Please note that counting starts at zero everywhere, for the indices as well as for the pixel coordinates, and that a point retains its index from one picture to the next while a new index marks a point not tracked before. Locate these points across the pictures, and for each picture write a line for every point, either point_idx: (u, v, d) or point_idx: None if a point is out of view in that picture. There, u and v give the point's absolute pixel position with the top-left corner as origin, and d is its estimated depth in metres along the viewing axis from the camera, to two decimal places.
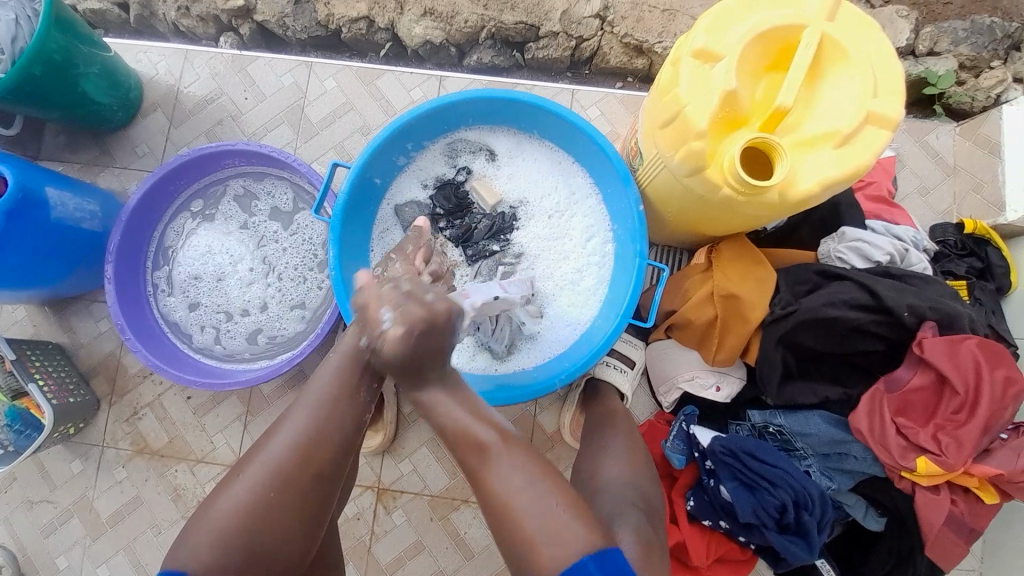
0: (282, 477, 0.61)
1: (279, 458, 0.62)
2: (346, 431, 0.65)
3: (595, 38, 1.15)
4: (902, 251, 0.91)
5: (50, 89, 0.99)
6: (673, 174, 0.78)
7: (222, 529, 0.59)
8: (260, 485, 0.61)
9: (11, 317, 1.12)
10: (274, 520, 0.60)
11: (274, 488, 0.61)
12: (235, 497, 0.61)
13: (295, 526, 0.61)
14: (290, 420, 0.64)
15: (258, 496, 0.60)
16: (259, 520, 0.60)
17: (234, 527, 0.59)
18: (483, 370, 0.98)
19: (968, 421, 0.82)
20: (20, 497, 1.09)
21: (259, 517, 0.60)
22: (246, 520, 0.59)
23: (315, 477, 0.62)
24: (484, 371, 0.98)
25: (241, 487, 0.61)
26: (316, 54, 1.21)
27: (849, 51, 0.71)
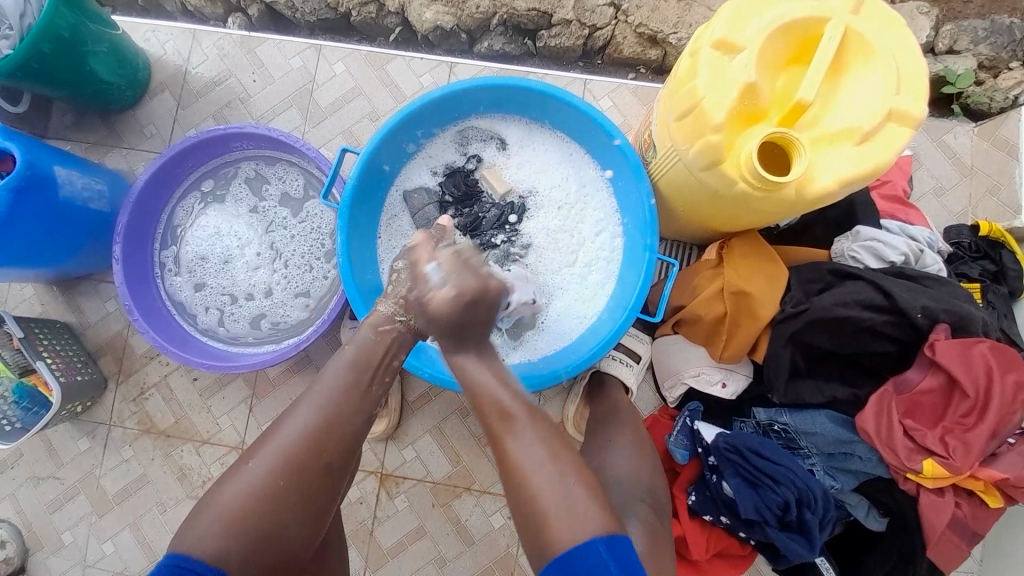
0: (300, 456, 0.63)
1: (298, 436, 0.64)
2: (357, 412, 0.69)
3: (608, 27, 1.13)
4: (917, 252, 0.90)
5: (58, 67, 0.98)
6: (688, 167, 0.77)
7: (238, 507, 0.60)
8: (275, 463, 0.62)
9: (19, 294, 1.12)
10: (289, 498, 0.62)
11: (291, 465, 0.63)
12: (251, 475, 0.62)
13: (309, 505, 0.63)
14: (306, 403, 0.67)
15: (278, 472, 0.62)
16: (276, 498, 0.61)
17: (251, 505, 0.60)
18: None
19: (976, 425, 0.82)
20: (27, 473, 1.10)
21: (276, 493, 0.61)
22: (263, 498, 0.61)
23: (330, 457, 0.65)
24: None
25: (257, 464, 0.63)
26: (325, 38, 1.20)
27: (874, 46, 0.69)
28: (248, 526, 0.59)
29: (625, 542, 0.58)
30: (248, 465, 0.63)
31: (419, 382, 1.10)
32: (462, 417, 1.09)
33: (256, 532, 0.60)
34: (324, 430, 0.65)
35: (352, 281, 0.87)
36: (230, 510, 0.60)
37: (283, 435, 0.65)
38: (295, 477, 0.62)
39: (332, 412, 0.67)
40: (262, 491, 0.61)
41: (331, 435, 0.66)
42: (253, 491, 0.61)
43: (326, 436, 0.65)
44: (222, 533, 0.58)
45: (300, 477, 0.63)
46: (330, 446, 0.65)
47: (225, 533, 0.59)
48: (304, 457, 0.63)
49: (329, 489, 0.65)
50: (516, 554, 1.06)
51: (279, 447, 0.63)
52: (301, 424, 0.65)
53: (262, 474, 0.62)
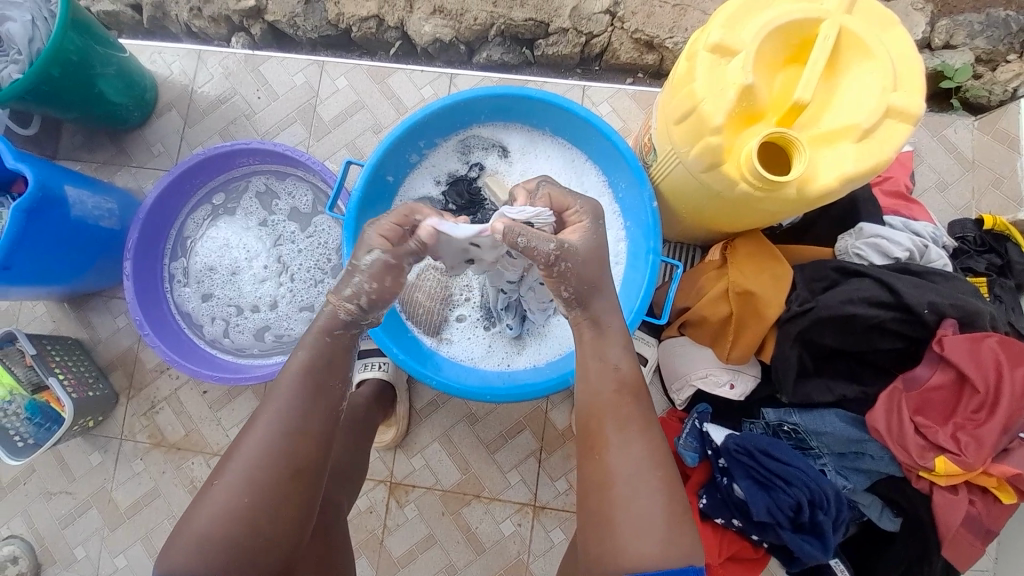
0: (261, 473, 0.62)
1: (259, 453, 0.63)
2: (321, 416, 0.67)
3: (605, 34, 1.14)
4: (921, 247, 0.90)
5: (66, 89, 1.00)
6: (689, 170, 0.78)
7: (212, 530, 0.60)
8: (241, 482, 0.61)
9: (31, 312, 1.14)
10: (260, 514, 0.61)
11: (253, 483, 0.61)
12: (220, 497, 0.61)
13: (282, 516, 0.62)
14: (263, 417, 0.65)
15: (245, 491, 0.61)
16: (250, 517, 0.61)
17: (225, 524, 0.60)
18: (498, 367, 0.98)
19: (987, 421, 0.81)
20: (39, 489, 1.11)
21: (245, 511, 0.61)
22: (235, 519, 0.60)
23: (294, 468, 0.63)
24: (498, 368, 0.97)
25: (223, 485, 0.62)
26: (326, 54, 1.22)
27: (870, 45, 0.70)
28: (226, 547, 0.59)
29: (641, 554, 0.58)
30: (216, 486, 0.62)
31: (425, 390, 1.11)
32: (470, 424, 1.09)
33: (234, 550, 0.60)
34: (282, 441, 0.64)
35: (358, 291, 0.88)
36: (206, 535, 0.60)
37: (242, 453, 0.63)
38: (265, 493, 0.61)
39: (294, 421, 0.65)
40: (233, 511, 0.60)
41: (296, 444, 0.64)
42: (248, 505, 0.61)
43: (288, 448, 0.64)
44: (200, 557, 0.59)
45: (268, 491, 0.62)
46: (291, 456, 0.64)
47: (203, 556, 0.59)
48: (268, 472, 0.62)
49: (303, 500, 0.64)
50: (528, 560, 1.05)
51: (242, 466, 0.62)
52: (261, 438, 0.64)
53: (227, 494, 0.61)
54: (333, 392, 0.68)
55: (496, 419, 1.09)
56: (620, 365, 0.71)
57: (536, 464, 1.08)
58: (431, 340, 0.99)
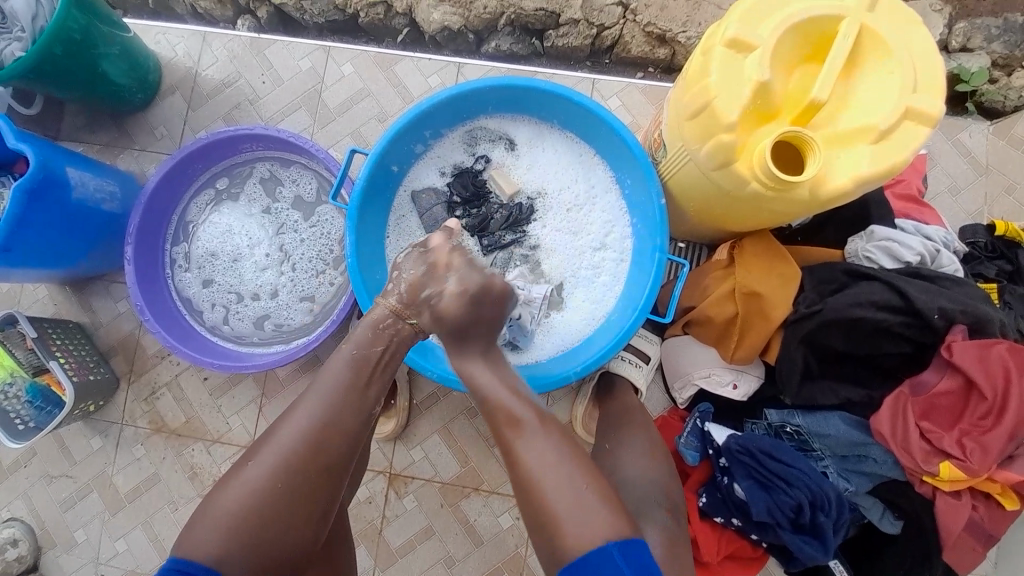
0: (294, 461, 0.62)
1: (293, 441, 0.63)
2: (360, 414, 0.68)
3: (617, 26, 1.12)
4: (933, 252, 0.89)
5: (69, 68, 0.98)
6: (700, 167, 0.77)
7: (238, 513, 0.60)
8: (274, 468, 0.62)
9: (32, 295, 1.13)
10: (286, 502, 0.61)
11: (288, 470, 0.62)
12: (249, 480, 0.61)
13: (306, 508, 0.62)
14: (301, 406, 0.66)
15: (276, 478, 0.61)
16: (275, 505, 0.61)
17: (252, 509, 0.60)
18: None
19: (994, 428, 0.81)
20: (40, 471, 1.11)
21: (274, 498, 0.61)
22: (260, 504, 0.60)
23: (328, 462, 0.64)
24: None
25: (256, 468, 0.62)
26: (333, 39, 1.20)
27: (890, 45, 0.68)
28: (248, 532, 0.59)
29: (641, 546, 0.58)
30: (246, 469, 0.62)
31: (427, 382, 1.10)
32: (471, 418, 1.09)
33: (256, 536, 0.59)
34: (319, 433, 0.64)
35: (360, 282, 0.87)
36: (230, 516, 0.60)
37: (277, 440, 0.63)
38: (294, 482, 0.62)
39: (329, 415, 0.65)
40: (260, 496, 0.60)
41: (329, 439, 0.65)
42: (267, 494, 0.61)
43: (323, 441, 0.64)
44: (222, 538, 0.58)
45: (299, 481, 0.62)
46: (329, 450, 0.64)
47: (225, 538, 0.59)
48: (303, 462, 0.62)
49: (328, 494, 0.64)
50: (525, 554, 1.06)
51: (275, 452, 0.62)
52: (298, 427, 0.64)
53: (260, 477, 0.61)
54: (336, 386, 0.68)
55: None
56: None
57: None
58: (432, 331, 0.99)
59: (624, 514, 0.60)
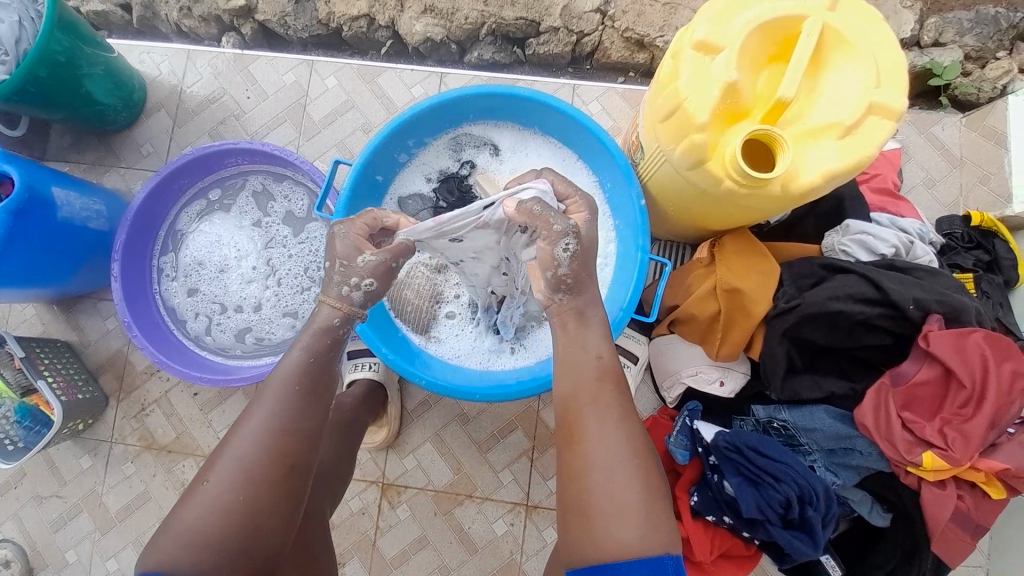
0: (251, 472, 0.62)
1: (250, 452, 0.62)
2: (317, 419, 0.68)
3: (596, 33, 1.14)
4: (908, 244, 0.91)
5: (54, 89, 0.99)
6: (675, 167, 0.78)
7: (198, 527, 0.59)
8: (233, 479, 0.61)
9: (20, 315, 1.13)
10: (247, 511, 0.61)
11: (253, 471, 0.62)
12: (208, 494, 0.61)
13: (273, 516, 0.62)
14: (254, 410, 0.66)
15: (237, 488, 0.61)
16: (239, 517, 0.60)
17: (213, 523, 0.59)
18: (483, 365, 0.98)
19: (974, 416, 0.82)
20: (29, 492, 1.10)
21: (235, 508, 0.60)
22: (222, 517, 0.60)
23: (285, 466, 0.63)
24: (483, 366, 0.97)
25: (219, 473, 0.62)
26: (317, 53, 1.22)
27: (853, 42, 0.70)
28: (218, 544, 0.59)
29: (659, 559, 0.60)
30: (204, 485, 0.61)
31: (417, 390, 1.11)
32: (462, 424, 1.09)
33: (227, 530, 0.59)
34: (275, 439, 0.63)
35: None
36: (196, 523, 0.59)
37: (227, 455, 0.63)
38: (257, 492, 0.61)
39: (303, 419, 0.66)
40: (219, 509, 0.60)
41: (288, 446, 0.64)
42: (240, 496, 0.61)
43: (283, 448, 0.64)
44: (187, 551, 0.58)
45: (262, 490, 0.62)
46: (284, 455, 0.64)
47: (200, 535, 0.59)
48: (260, 469, 0.62)
49: (293, 495, 0.64)
50: (520, 559, 1.06)
51: (232, 463, 0.62)
52: (249, 433, 0.64)
53: (224, 484, 0.61)
54: (316, 389, 0.68)
55: (488, 419, 1.10)
56: (598, 348, 0.70)
57: (528, 464, 1.08)
58: (419, 338, 0.99)
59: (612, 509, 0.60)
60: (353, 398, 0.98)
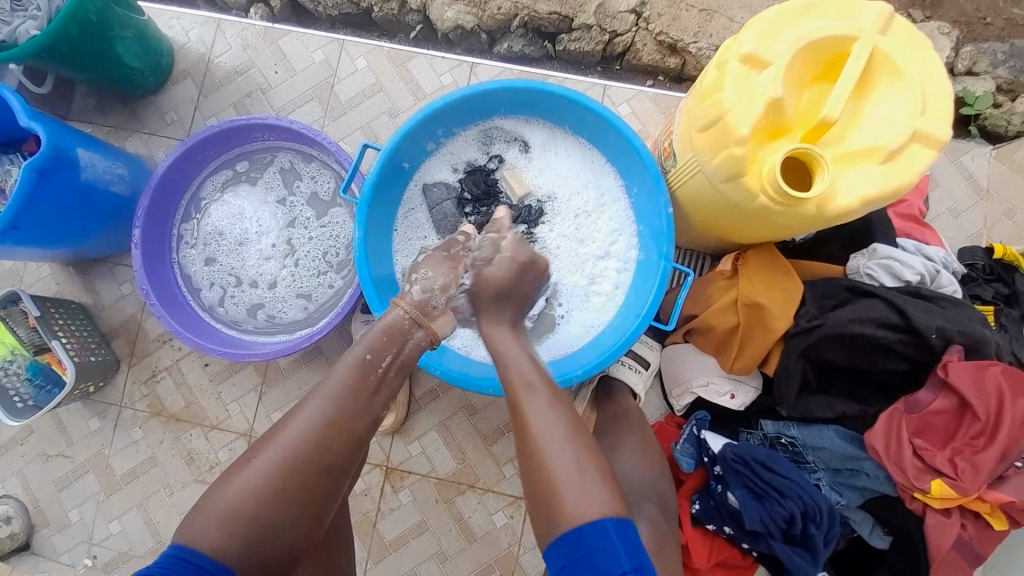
0: (297, 463, 0.62)
1: (295, 443, 0.63)
2: (367, 413, 0.68)
3: (629, 34, 1.13)
4: (934, 272, 0.90)
5: (82, 47, 0.98)
6: (709, 179, 0.78)
7: (240, 507, 0.60)
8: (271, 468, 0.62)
9: (35, 274, 1.13)
10: (290, 499, 0.61)
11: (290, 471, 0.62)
12: (250, 479, 0.61)
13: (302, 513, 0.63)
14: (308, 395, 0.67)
15: (283, 469, 0.62)
16: (276, 508, 0.61)
17: (245, 512, 0.60)
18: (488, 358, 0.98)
19: (985, 448, 0.82)
20: (36, 450, 1.11)
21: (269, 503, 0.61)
22: (259, 504, 0.60)
23: (330, 462, 0.64)
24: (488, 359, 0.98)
25: (256, 468, 0.62)
26: (345, 33, 1.20)
27: (902, 67, 0.70)
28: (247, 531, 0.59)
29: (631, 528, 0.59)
30: (248, 469, 0.62)
31: (427, 378, 1.11)
32: (469, 415, 1.10)
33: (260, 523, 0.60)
34: (323, 430, 0.64)
35: (369, 278, 0.88)
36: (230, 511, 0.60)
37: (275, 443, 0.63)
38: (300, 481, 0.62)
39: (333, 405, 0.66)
40: (262, 494, 0.60)
41: (327, 443, 0.64)
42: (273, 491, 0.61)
43: (321, 449, 0.64)
44: (236, 519, 0.59)
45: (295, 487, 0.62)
46: (329, 447, 0.64)
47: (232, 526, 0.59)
48: (311, 455, 0.63)
49: (332, 489, 0.65)
50: (518, 552, 1.07)
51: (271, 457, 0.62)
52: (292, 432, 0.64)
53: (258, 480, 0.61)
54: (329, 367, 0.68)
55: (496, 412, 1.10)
56: None
57: None
58: None
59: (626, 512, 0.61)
60: None
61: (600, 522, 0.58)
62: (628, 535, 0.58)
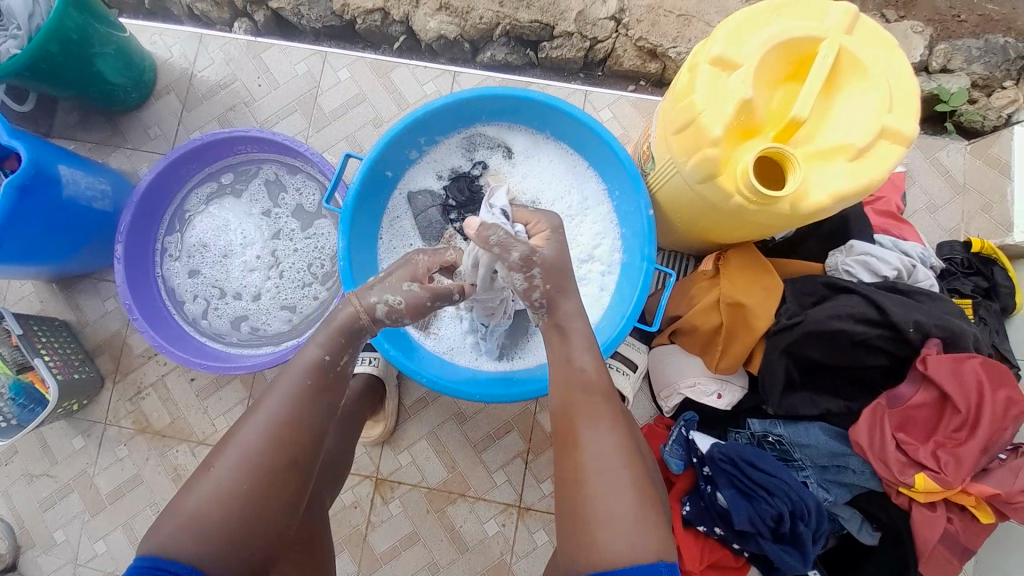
0: (260, 453, 0.62)
1: (258, 436, 0.63)
2: None
3: (610, 40, 1.15)
4: (910, 267, 0.91)
5: (64, 67, 0.99)
6: (686, 180, 0.78)
7: (211, 506, 0.60)
8: (232, 469, 0.61)
9: (18, 292, 1.12)
10: (251, 501, 0.61)
11: (251, 471, 0.61)
12: (211, 484, 0.61)
13: (266, 515, 0.61)
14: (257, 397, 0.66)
15: (240, 472, 0.61)
16: (241, 499, 0.60)
17: (206, 516, 0.59)
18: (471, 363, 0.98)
19: (968, 440, 0.83)
20: (20, 470, 1.09)
21: (230, 506, 0.60)
22: (222, 508, 0.60)
23: (292, 459, 0.64)
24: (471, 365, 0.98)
25: (217, 472, 0.61)
26: (330, 45, 1.21)
27: (868, 66, 0.71)
28: (211, 537, 0.58)
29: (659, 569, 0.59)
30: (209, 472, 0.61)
31: (415, 386, 1.11)
32: (459, 423, 1.10)
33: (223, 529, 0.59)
34: (285, 427, 0.64)
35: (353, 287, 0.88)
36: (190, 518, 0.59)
37: (244, 433, 0.63)
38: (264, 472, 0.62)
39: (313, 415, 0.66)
40: (231, 486, 0.61)
41: (295, 437, 0.64)
42: (237, 492, 0.60)
43: (278, 447, 0.63)
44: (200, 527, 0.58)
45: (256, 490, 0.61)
46: (299, 443, 0.64)
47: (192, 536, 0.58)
48: (267, 455, 0.62)
49: (299, 482, 0.65)
50: (510, 560, 1.06)
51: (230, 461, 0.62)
52: (248, 431, 0.63)
53: (222, 483, 0.61)
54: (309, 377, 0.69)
55: (485, 419, 1.10)
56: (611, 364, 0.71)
57: (522, 465, 1.08)
58: (418, 331, 1.00)
59: (611, 514, 0.61)
60: (352, 393, 0.97)
61: (655, 564, 0.59)
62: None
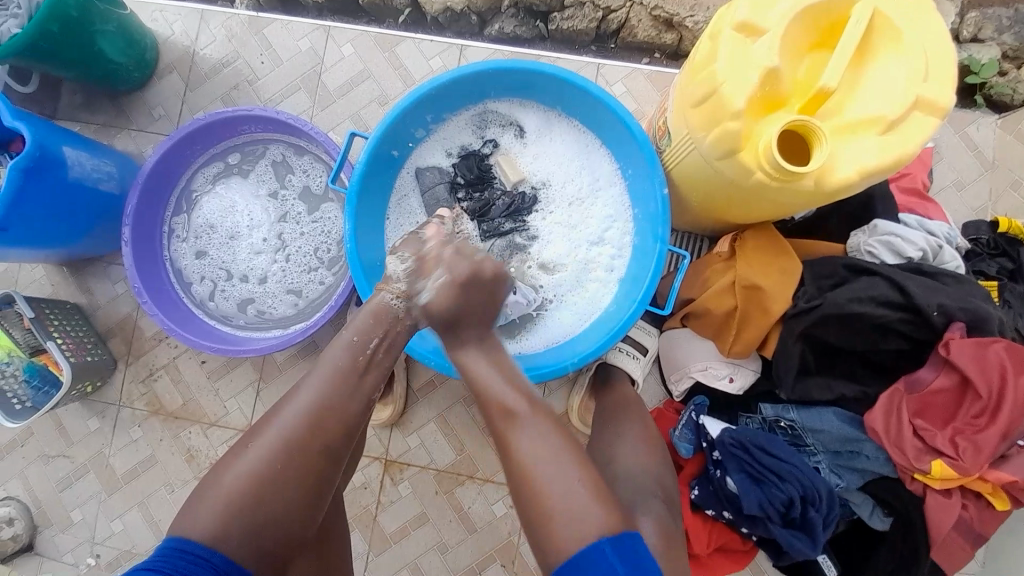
0: (294, 442, 0.63)
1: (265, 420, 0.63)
2: (358, 405, 0.68)
3: (623, 10, 1.10)
4: (936, 248, 0.88)
5: (66, 46, 0.97)
6: (704, 157, 0.75)
7: (236, 496, 0.60)
8: (266, 462, 0.62)
9: (30, 275, 1.13)
10: (275, 495, 0.61)
11: (282, 465, 0.62)
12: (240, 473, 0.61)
13: (288, 513, 0.62)
14: None
15: (270, 463, 0.62)
16: (268, 491, 0.61)
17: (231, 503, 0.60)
18: None
19: (987, 427, 0.81)
20: (38, 451, 1.12)
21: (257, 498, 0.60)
22: (248, 499, 0.60)
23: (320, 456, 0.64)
24: None
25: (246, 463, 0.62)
26: (333, 19, 1.18)
27: (904, 32, 0.66)
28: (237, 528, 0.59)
29: (631, 537, 0.59)
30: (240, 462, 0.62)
31: (424, 369, 1.10)
32: (467, 406, 1.09)
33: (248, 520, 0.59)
34: (314, 418, 0.65)
35: (359, 269, 0.87)
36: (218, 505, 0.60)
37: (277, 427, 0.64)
38: (292, 460, 0.62)
39: (329, 403, 0.66)
40: (257, 477, 0.61)
41: (304, 422, 0.64)
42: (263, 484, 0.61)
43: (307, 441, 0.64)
44: (219, 514, 0.59)
45: (280, 482, 0.61)
46: (328, 435, 0.65)
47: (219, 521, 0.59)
48: (299, 451, 0.63)
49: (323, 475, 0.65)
50: (518, 541, 1.07)
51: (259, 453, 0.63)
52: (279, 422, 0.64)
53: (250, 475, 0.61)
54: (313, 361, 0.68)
55: None
56: None
57: None
58: None
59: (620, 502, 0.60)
60: None
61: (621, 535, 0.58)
62: (625, 546, 0.57)
